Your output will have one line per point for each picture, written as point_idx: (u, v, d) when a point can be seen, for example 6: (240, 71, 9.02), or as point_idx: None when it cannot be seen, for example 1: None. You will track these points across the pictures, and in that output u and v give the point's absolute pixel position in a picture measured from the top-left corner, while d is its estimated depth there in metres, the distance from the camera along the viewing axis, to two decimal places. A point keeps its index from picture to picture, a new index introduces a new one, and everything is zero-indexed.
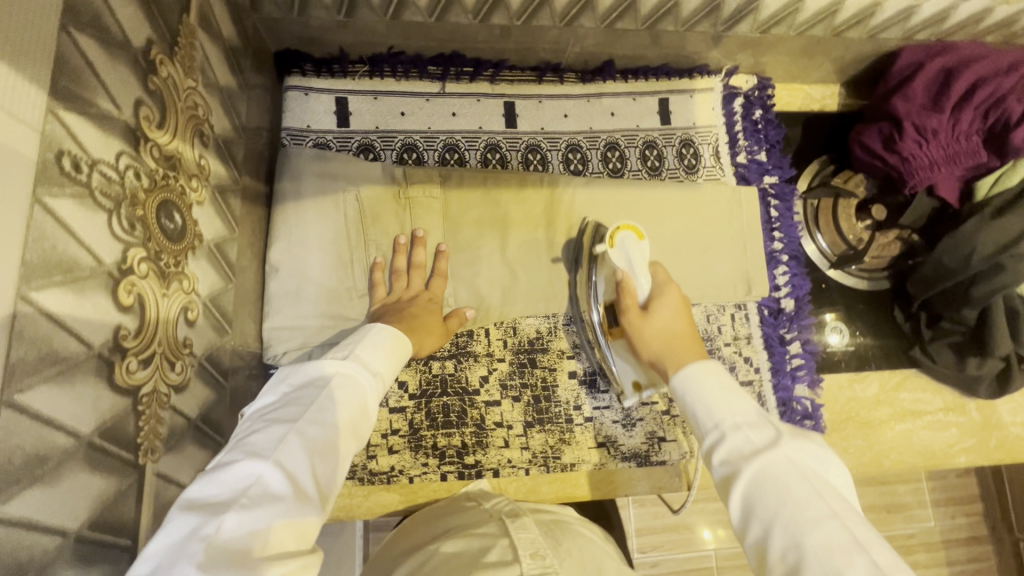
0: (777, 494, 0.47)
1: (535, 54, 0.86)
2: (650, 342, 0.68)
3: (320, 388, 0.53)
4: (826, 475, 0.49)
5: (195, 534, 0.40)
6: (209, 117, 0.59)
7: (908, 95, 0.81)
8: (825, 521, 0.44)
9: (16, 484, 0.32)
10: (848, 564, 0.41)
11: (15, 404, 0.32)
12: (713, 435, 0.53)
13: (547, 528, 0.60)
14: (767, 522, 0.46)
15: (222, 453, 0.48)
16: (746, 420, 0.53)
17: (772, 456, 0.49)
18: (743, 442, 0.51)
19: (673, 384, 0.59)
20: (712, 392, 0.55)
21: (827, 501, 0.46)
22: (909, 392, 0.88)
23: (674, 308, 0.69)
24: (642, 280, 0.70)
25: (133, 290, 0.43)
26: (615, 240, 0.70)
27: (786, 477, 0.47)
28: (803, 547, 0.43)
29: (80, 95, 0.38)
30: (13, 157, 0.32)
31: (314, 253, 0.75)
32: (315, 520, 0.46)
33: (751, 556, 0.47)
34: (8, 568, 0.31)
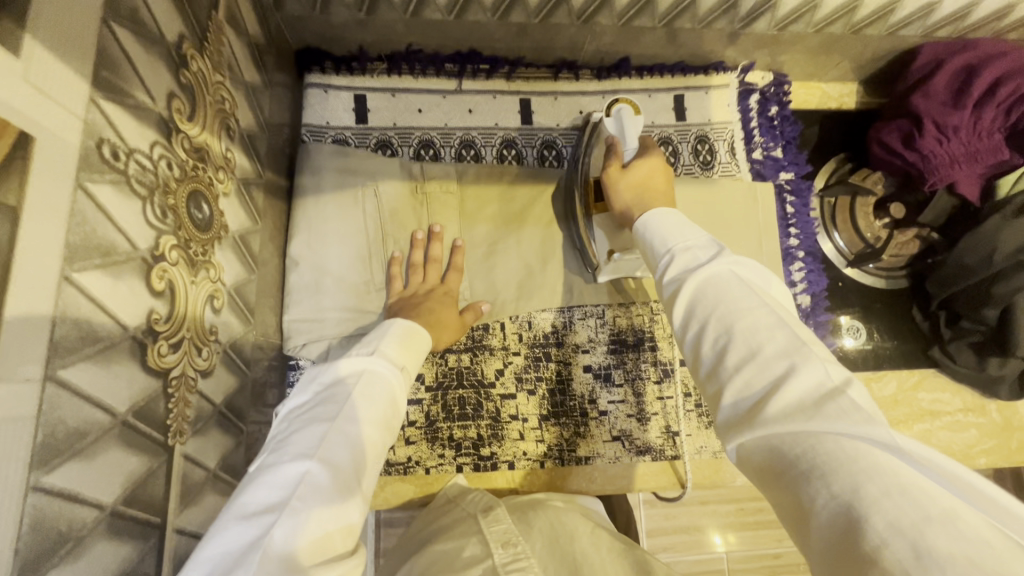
0: (716, 293, 0.44)
1: (551, 51, 0.87)
2: (622, 188, 0.66)
3: (353, 387, 0.54)
4: (770, 288, 0.46)
5: (253, 539, 0.41)
6: (235, 111, 0.61)
7: (928, 93, 0.80)
8: (759, 312, 0.42)
9: (58, 456, 0.33)
10: (774, 346, 0.40)
11: (58, 379, 0.33)
12: (665, 259, 0.50)
13: (521, 514, 0.62)
14: (705, 318, 0.44)
15: (264, 457, 0.49)
16: (700, 243, 0.50)
17: (716, 264, 0.46)
18: (693, 258, 0.48)
19: (636, 228, 0.56)
20: (669, 227, 0.53)
21: (762, 297, 0.44)
22: (927, 392, 0.87)
23: (655, 164, 0.67)
24: (629, 146, 0.70)
25: (164, 277, 0.44)
26: (612, 109, 0.71)
27: (726, 282, 0.45)
28: (734, 332, 0.42)
29: (119, 86, 0.40)
30: (59, 144, 0.33)
31: (334, 247, 0.77)
32: (358, 517, 0.47)
33: (687, 358, 0.45)
34: (49, 537, 0.32)
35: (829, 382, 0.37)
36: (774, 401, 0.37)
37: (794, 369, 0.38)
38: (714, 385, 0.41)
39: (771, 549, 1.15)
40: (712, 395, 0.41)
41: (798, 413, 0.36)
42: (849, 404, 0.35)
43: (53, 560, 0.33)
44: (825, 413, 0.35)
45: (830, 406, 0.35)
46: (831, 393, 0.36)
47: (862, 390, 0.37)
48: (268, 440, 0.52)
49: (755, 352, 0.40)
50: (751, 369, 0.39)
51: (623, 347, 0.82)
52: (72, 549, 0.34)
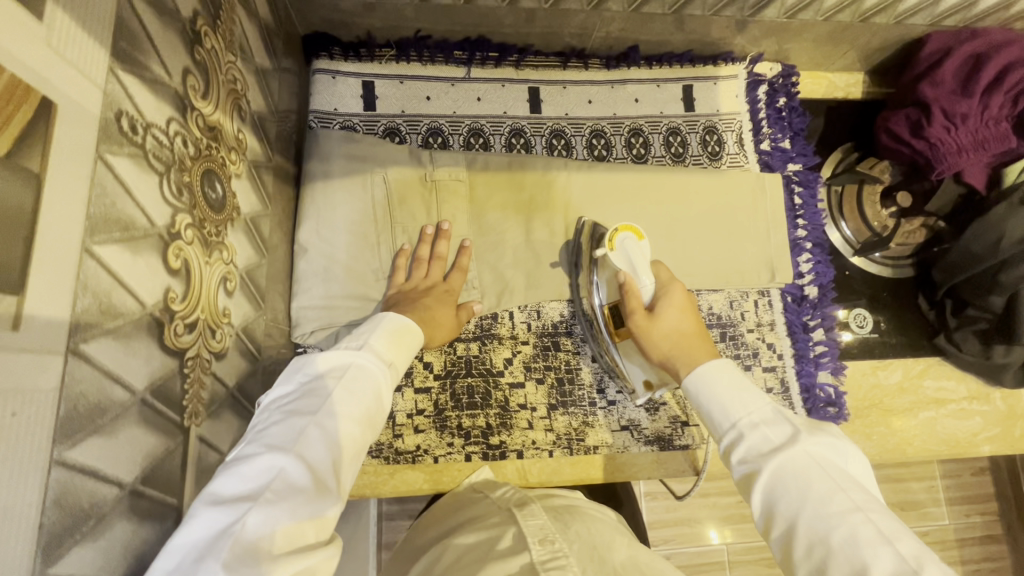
0: (797, 487, 0.46)
1: (560, 39, 0.87)
2: (658, 343, 0.65)
3: (337, 380, 0.52)
4: (846, 466, 0.48)
5: (225, 530, 0.40)
6: (246, 93, 0.60)
7: (936, 81, 0.81)
8: (849, 516, 0.43)
9: (81, 430, 0.32)
10: (879, 562, 0.40)
11: (80, 352, 0.32)
12: (731, 435, 0.52)
13: (556, 513, 0.58)
14: (790, 519, 0.45)
15: (241, 445, 0.48)
16: (766, 417, 0.52)
17: (791, 449, 0.48)
18: (761, 439, 0.50)
19: (689, 388, 0.59)
20: (727, 391, 0.55)
21: (847, 490, 0.45)
22: (932, 380, 0.88)
23: (680, 305, 0.67)
24: (647, 282, 0.69)
25: (180, 255, 0.44)
26: (616, 242, 0.70)
27: (805, 472, 0.46)
28: (827, 542, 0.43)
29: (137, 59, 0.39)
30: (81, 112, 0.33)
31: (342, 234, 0.76)
32: (335, 511, 0.47)
33: (780, 559, 0.47)
34: (72, 512, 0.32)
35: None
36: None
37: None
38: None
39: None
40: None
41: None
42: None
43: (75, 536, 0.32)
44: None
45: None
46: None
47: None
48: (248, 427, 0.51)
49: (860, 568, 0.41)
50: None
51: None
52: (95, 527, 0.34)
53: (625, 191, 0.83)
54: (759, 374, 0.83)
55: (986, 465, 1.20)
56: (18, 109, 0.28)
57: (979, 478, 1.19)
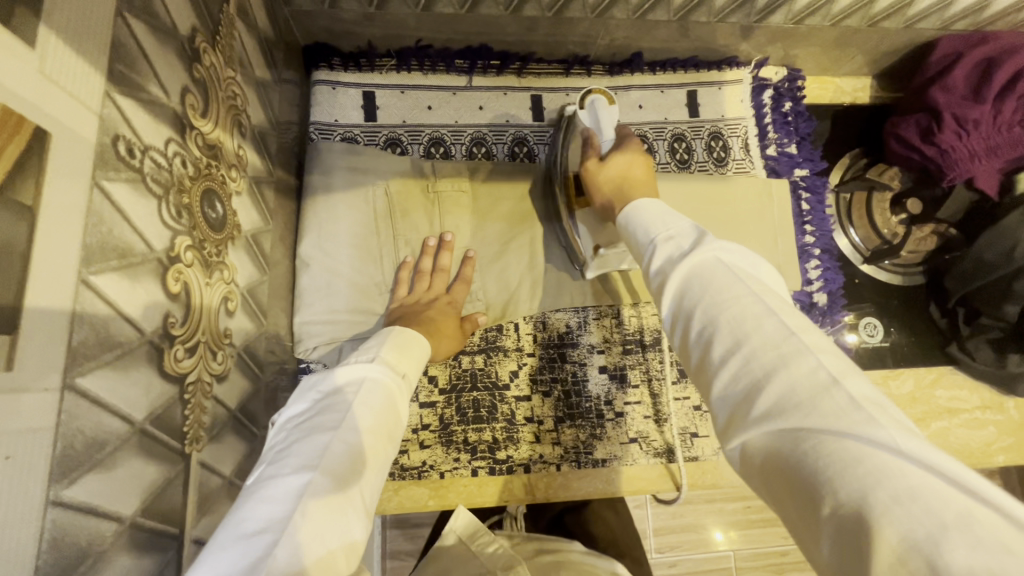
0: (702, 284, 0.41)
1: (563, 46, 0.86)
2: (602, 186, 0.64)
3: (353, 395, 0.52)
4: (759, 272, 0.42)
5: (256, 560, 0.38)
6: (246, 108, 0.59)
7: (948, 86, 0.79)
8: (746, 300, 0.38)
9: (78, 468, 0.32)
10: (764, 336, 0.36)
11: (77, 388, 0.32)
12: (649, 250, 0.47)
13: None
14: (688, 312, 0.40)
15: (263, 470, 0.46)
16: (682, 230, 0.47)
17: (700, 251, 0.42)
18: (675, 248, 0.45)
19: (621, 221, 0.53)
20: (651, 218, 0.50)
21: (750, 285, 0.39)
22: (944, 389, 0.86)
23: (633, 156, 0.64)
24: (607, 136, 0.70)
25: (180, 278, 0.43)
26: (586, 100, 0.73)
27: (709, 269, 0.41)
28: (719, 326, 0.38)
29: (134, 81, 0.38)
30: (75, 140, 0.32)
31: (345, 247, 0.75)
32: (363, 532, 0.45)
33: (681, 355, 0.42)
34: (70, 552, 0.31)
35: (828, 372, 0.32)
36: (762, 397, 0.33)
37: (781, 363, 0.34)
38: (704, 380, 0.38)
39: (778, 547, 1.14)
40: (704, 391, 0.38)
41: (789, 409, 0.32)
42: (844, 395, 0.31)
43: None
44: (822, 412, 0.31)
45: (821, 398, 0.31)
46: (830, 386, 0.32)
47: (861, 374, 0.33)
48: (265, 452, 0.50)
49: (745, 343, 0.36)
50: (738, 362, 0.36)
51: (639, 348, 0.81)
52: (94, 564, 0.33)
53: None
54: None
55: (995, 470, 1.18)
56: (12, 142, 0.27)
57: (989, 482, 1.18)
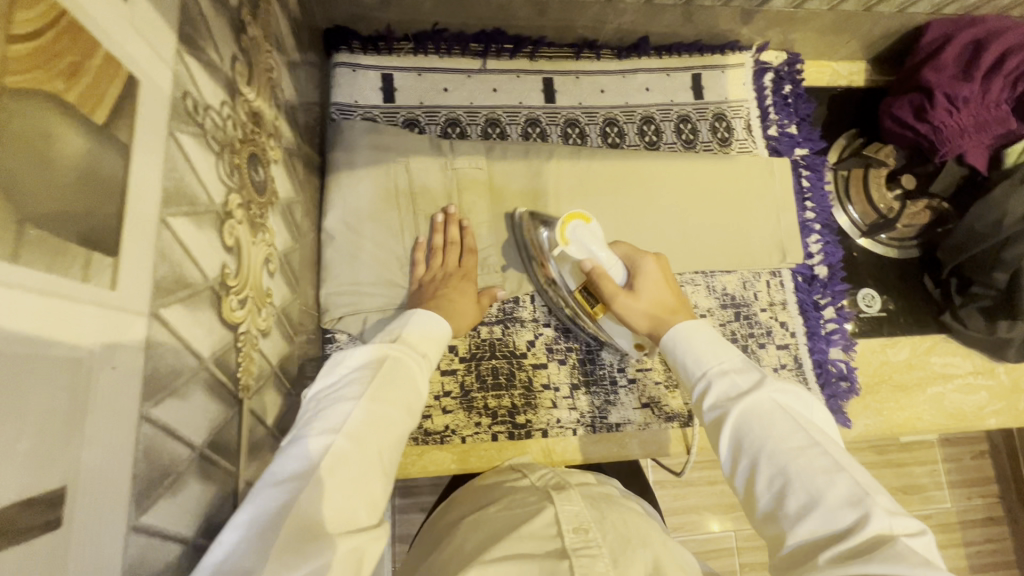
0: (763, 426, 0.47)
1: (574, 31, 0.89)
2: (650, 320, 0.66)
3: (375, 368, 0.53)
4: (810, 414, 0.50)
5: (280, 510, 0.41)
6: (280, 82, 0.62)
7: (938, 67, 0.84)
8: (811, 449, 0.45)
9: (161, 392, 0.34)
10: (837, 491, 0.42)
11: (160, 317, 0.34)
12: (703, 383, 0.54)
13: (596, 502, 0.54)
14: (753, 453, 0.47)
15: (293, 433, 0.49)
16: (736, 366, 0.54)
17: (758, 393, 0.50)
18: (732, 387, 0.52)
19: (667, 346, 0.60)
20: (701, 347, 0.57)
21: (810, 431, 0.46)
22: (939, 356, 0.90)
23: (654, 276, 0.68)
24: (611, 262, 0.69)
25: (233, 233, 0.46)
26: (570, 234, 0.68)
27: (770, 411, 0.48)
28: (788, 474, 0.44)
29: (197, 42, 0.41)
30: (156, 89, 0.34)
31: (367, 221, 0.78)
32: (384, 492, 0.47)
33: (740, 496, 0.48)
34: (157, 467, 0.33)
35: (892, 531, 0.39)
36: (838, 551, 0.39)
37: (854, 520, 0.40)
38: (774, 528, 0.43)
39: None
40: (774, 538, 0.44)
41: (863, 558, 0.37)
42: (910, 551, 0.37)
43: (159, 490, 0.34)
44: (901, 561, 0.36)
45: (891, 550, 0.37)
46: (898, 543, 0.38)
47: (921, 537, 0.40)
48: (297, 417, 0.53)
49: (817, 496, 0.42)
50: (813, 516, 0.41)
51: None
52: (174, 484, 0.36)
53: (639, 175, 0.86)
54: (772, 352, 0.86)
55: (985, 448, 1.23)
56: (112, 84, 0.30)
57: (980, 461, 1.22)
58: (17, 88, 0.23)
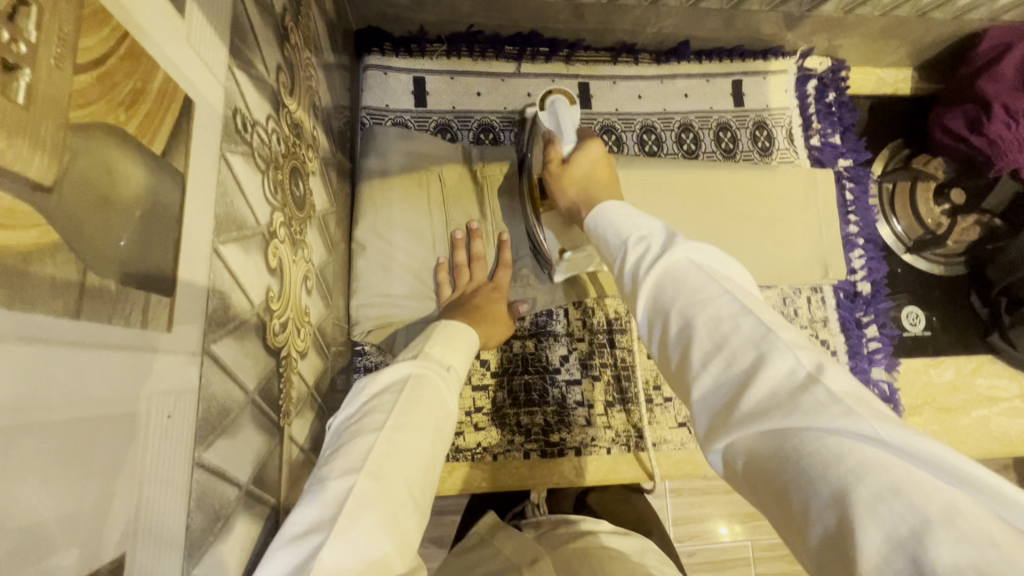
0: (675, 286, 0.39)
1: (612, 34, 0.86)
2: (566, 186, 0.63)
3: (398, 394, 0.48)
4: (732, 270, 0.40)
5: (301, 564, 0.34)
6: (317, 88, 0.59)
7: (996, 76, 0.79)
8: (721, 299, 0.36)
9: (211, 434, 0.32)
10: (746, 338, 0.33)
11: (212, 353, 0.32)
12: (620, 253, 0.45)
13: (565, 564, 0.50)
14: (665, 313, 0.38)
15: (314, 476, 0.43)
16: (653, 229, 0.45)
17: (669, 253, 0.40)
18: (647, 250, 0.43)
19: (591, 225, 0.52)
20: (623, 219, 0.48)
21: (722, 281, 0.37)
22: (985, 378, 0.87)
23: (595, 156, 0.64)
24: (568, 139, 0.67)
25: (276, 254, 0.44)
26: (548, 101, 0.71)
27: (683, 270, 0.39)
28: (695, 328, 0.36)
29: (245, 54, 0.38)
30: (209, 108, 0.32)
31: (399, 231, 0.75)
32: (416, 531, 0.41)
33: (660, 364, 0.39)
34: (207, 515, 0.31)
35: (806, 372, 0.30)
36: (745, 401, 0.31)
37: (758, 360, 0.32)
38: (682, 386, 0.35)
39: None
40: (685, 398, 0.35)
41: (769, 411, 0.29)
42: (829, 392, 0.28)
43: (208, 539, 0.32)
44: (802, 410, 0.28)
45: (803, 396, 0.29)
46: (809, 381, 0.29)
47: (844, 373, 0.30)
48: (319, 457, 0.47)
49: (724, 346, 0.34)
50: (717, 365, 0.33)
51: None
52: (222, 528, 0.34)
53: (679, 184, 0.82)
54: None
55: None
56: (169, 110, 0.28)
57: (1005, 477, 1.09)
58: (80, 125, 0.21)
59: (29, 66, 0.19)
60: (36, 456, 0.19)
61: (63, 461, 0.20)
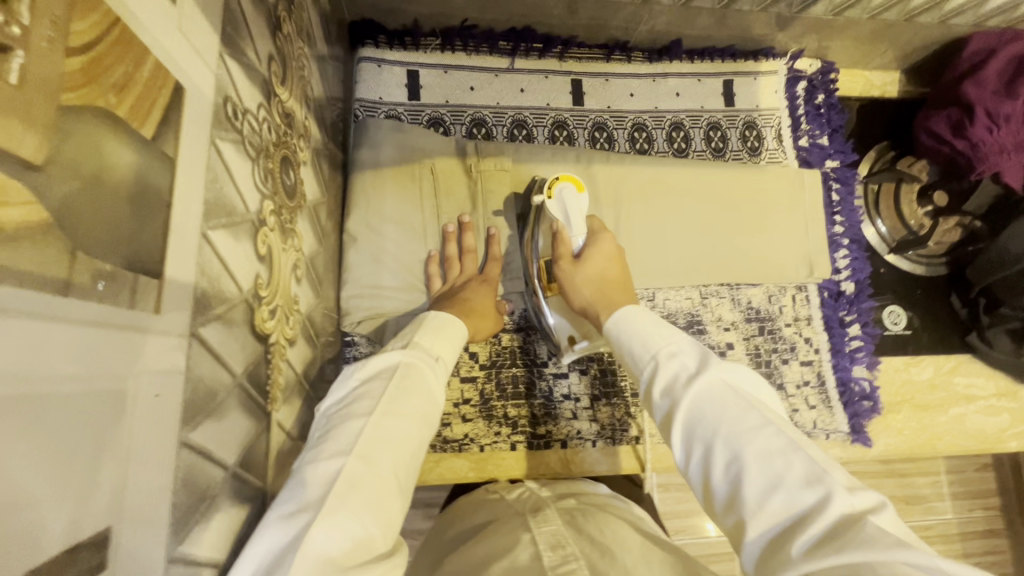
0: (715, 412, 0.40)
1: (606, 32, 0.87)
2: (580, 286, 0.64)
3: (387, 380, 0.48)
4: (761, 394, 0.43)
5: (291, 544, 0.35)
6: (309, 78, 0.60)
7: (980, 80, 0.81)
8: (766, 433, 0.38)
9: (198, 414, 0.33)
10: (797, 474, 0.36)
11: (200, 336, 0.33)
12: (649, 368, 0.46)
13: (571, 516, 0.51)
14: (708, 441, 0.40)
15: (302, 456, 0.43)
16: (682, 345, 0.46)
17: (706, 375, 0.42)
18: (680, 367, 0.44)
19: (610, 332, 0.53)
20: (647, 328, 0.49)
21: (762, 412, 0.40)
22: (962, 377, 0.89)
23: (608, 253, 0.66)
24: (577, 232, 0.68)
25: (266, 241, 0.44)
26: (553, 189, 0.69)
27: (723, 396, 0.41)
28: (744, 460, 0.37)
29: (237, 42, 0.39)
30: (199, 95, 0.33)
31: (390, 223, 0.75)
32: (400, 511, 0.42)
33: (699, 493, 0.41)
34: (193, 494, 0.32)
35: (861, 514, 0.33)
36: (808, 542, 0.33)
37: (816, 500, 0.34)
38: (733, 520, 0.37)
39: None
40: (734, 531, 0.37)
41: (833, 549, 0.31)
42: (884, 532, 0.31)
43: (195, 518, 0.33)
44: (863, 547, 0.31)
45: (864, 536, 0.31)
46: (865, 523, 0.32)
47: (888, 512, 0.34)
48: (308, 438, 0.47)
49: (776, 482, 0.36)
50: (774, 501, 0.35)
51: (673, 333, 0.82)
52: (208, 508, 0.34)
53: (669, 183, 0.83)
54: (796, 368, 0.85)
55: None
56: (160, 96, 0.28)
57: (982, 474, 1.11)
58: (70, 107, 0.22)
59: (22, 48, 0.19)
60: (24, 427, 0.20)
61: (50, 432, 0.21)
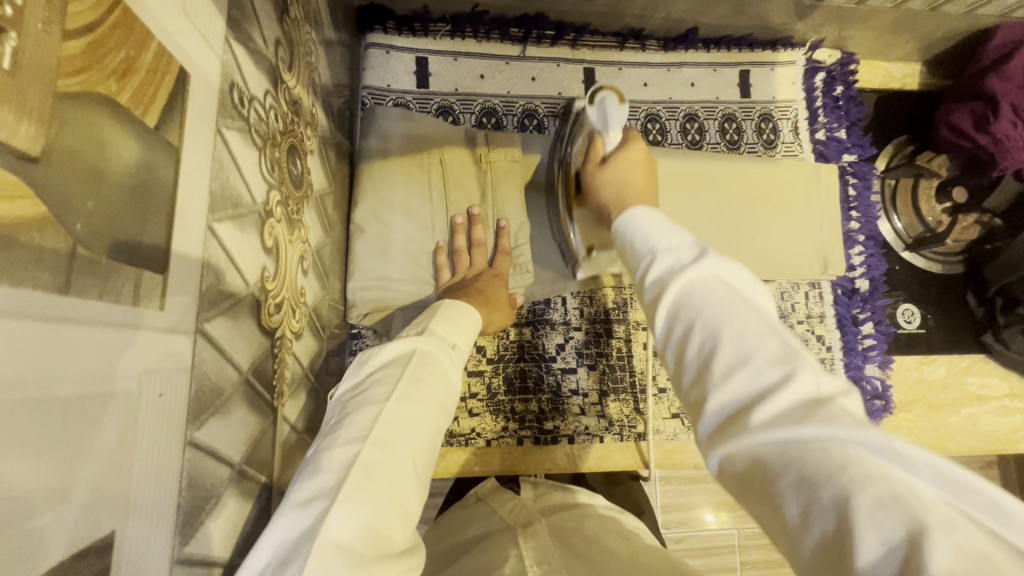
0: (700, 295, 0.36)
1: (620, 19, 0.84)
2: (599, 189, 0.60)
3: (403, 367, 0.47)
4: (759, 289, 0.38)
5: (305, 531, 0.34)
6: (316, 63, 0.58)
7: (1005, 75, 0.78)
8: (749, 317, 0.34)
9: (204, 413, 0.32)
10: (770, 355, 0.32)
11: (205, 332, 0.32)
12: (645, 262, 0.41)
13: (560, 534, 0.51)
14: (685, 321, 0.35)
15: (316, 443, 0.42)
16: (685, 240, 0.41)
17: (700, 264, 0.37)
18: (675, 259, 0.39)
19: (615, 225, 0.47)
20: (649, 222, 0.43)
21: (749, 299, 0.35)
22: (976, 376, 0.88)
23: (638, 163, 0.59)
24: (613, 139, 0.62)
25: (272, 233, 0.43)
26: (595, 96, 0.62)
27: (712, 283, 0.36)
28: (719, 339, 0.33)
29: (243, 27, 0.37)
30: (204, 80, 0.31)
31: (397, 214, 0.74)
32: (416, 505, 0.41)
33: (665, 369, 0.37)
34: (199, 492, 0.31)
35: (826, 395, 0.30)
36: (763, 416, 0.29)
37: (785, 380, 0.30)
38: (694, 395, 0.33)
39: None
40: (691, 407, 0.34)
41: (788, 425, 0.28)
42: (847, 414, 0.28)
43: (201, 517, 0.32)
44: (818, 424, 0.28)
45: (827, 416, 0.28)
46: (829, 403, 0.29)
47: (858, 398, 0.31)
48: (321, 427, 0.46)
49: (748, 360, 0.32)
50: (738, 378, 0.31)
51: None
52: (214, 506, 0.34)
53: (684, 176, 0.81)
54: None
55: None
56: (165, 81, 0.27)
57: (988, 472, 1.10)
58: (68, 94, 0.21)
59: (16, 31, 0.18)
60: (22, 431, 0.19)
61: (50, 439, 0.20)
